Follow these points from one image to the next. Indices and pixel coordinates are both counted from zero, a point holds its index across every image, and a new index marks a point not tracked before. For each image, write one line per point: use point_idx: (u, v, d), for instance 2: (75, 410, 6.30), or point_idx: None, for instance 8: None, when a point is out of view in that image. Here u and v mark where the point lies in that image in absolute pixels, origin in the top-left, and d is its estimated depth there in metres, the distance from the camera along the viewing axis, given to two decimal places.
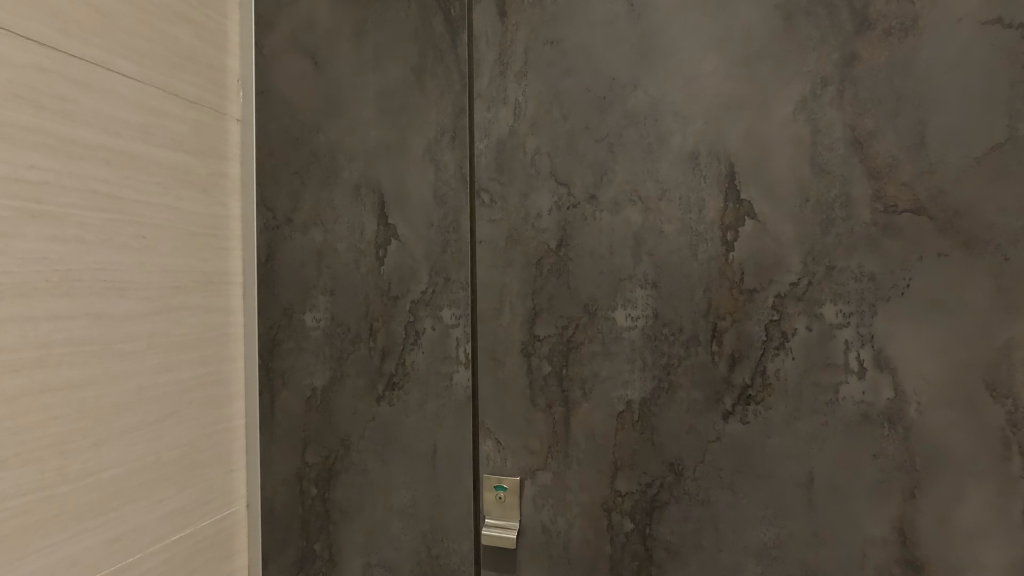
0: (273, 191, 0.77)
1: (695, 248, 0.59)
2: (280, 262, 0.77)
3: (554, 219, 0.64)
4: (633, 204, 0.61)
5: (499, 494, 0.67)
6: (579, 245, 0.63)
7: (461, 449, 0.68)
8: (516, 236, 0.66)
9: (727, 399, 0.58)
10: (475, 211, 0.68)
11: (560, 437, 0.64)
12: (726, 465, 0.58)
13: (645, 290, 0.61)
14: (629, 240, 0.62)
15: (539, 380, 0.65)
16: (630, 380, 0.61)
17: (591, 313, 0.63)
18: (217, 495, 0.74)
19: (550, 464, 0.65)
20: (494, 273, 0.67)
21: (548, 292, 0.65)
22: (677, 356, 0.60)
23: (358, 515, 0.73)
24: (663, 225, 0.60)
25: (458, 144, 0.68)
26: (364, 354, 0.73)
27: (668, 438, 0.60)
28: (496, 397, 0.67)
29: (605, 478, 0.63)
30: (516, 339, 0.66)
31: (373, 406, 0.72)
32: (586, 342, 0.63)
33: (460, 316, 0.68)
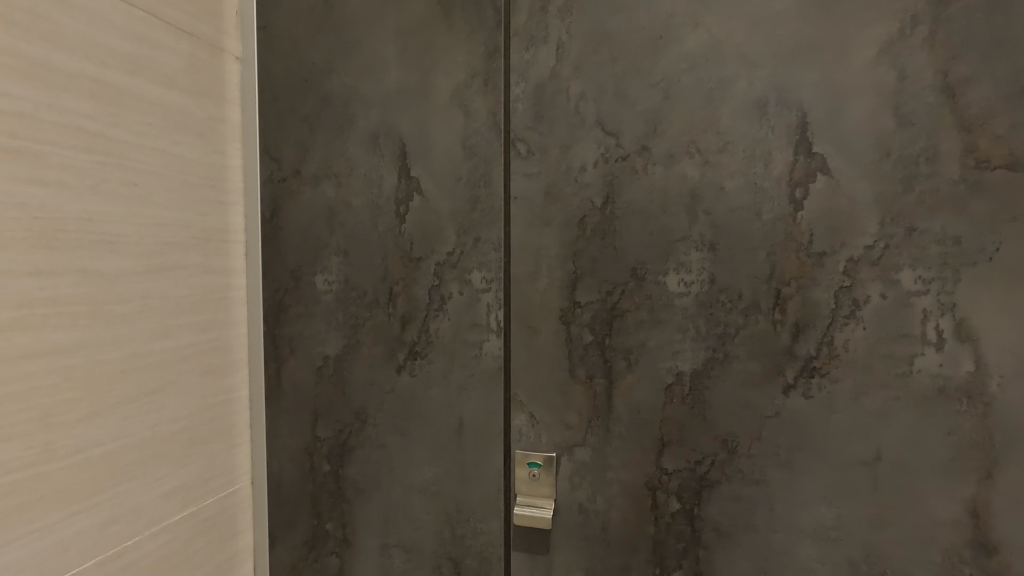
0: (278, 140, 0.70)
1: (758, 207, 0.54)
2: (287, 219, 0.70)
3: (600, 174, 0.58)
4: (690, 158, 0.56)
5: (533, 471, 0.62)
6: (628, 204, 0.58)
7: (490, 424, 0.63)
8: (556, 192, 0.60)
9: (788, 371, 0.54)
10: (509, 164, 0.61)
11: (600, 412, 0.60)
12: (784, 442, 0.54)
13: (700, 253, 0.56)
14: (685, 198, 0.56)
15: (579, 350, 0.60)
16: (680, 351, 0.57)
17: (640, 278, 0.58)
18: (219, 471, 0.68)
19: (589, 440, 0.60)
20: (530, 233, 0.61)
21: (591, 255, 0.59)
22: (734, 325, 0.55)
23: (375, 494, 0.68)
24: (724, 182, 0.55)
25: (491, 89, 0.61)
26: (382, 320, 0.66)
27: (722, 413, 0.56)
28: (530, 368, 0.62)
29: (650, 455, 0.58)
30: (554, 305, 0.60)
31: (392, 377, 0.66)
32: (632, 310, 0.58)
33: (492, 280, 0.62)
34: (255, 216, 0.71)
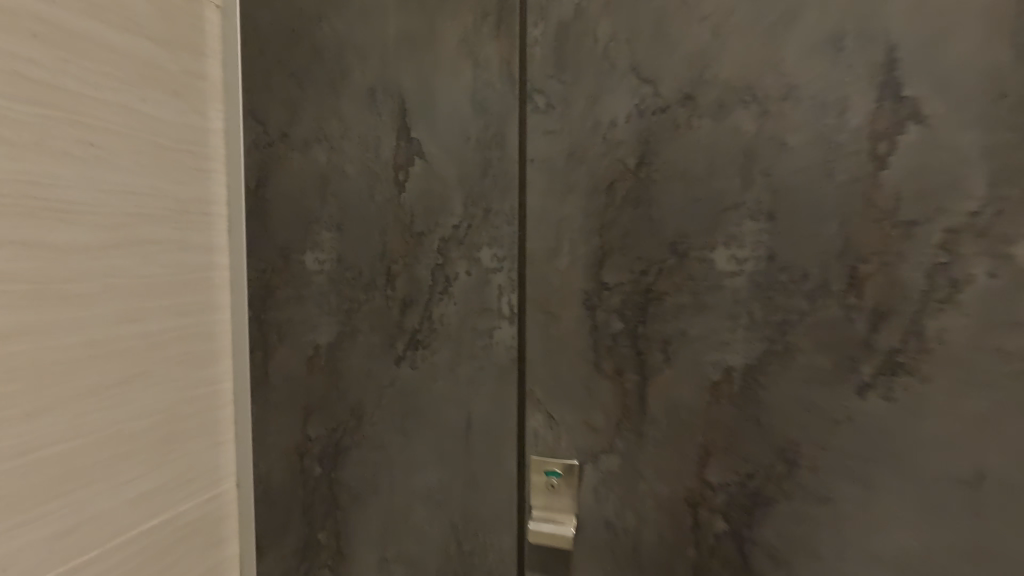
0: (264, 100, 0.62)
1: (830, 165, 0.44)
2: (274, 190, 0.62)
3: (633, 131, 0.49)
4: (745, 108, 0.46)
5: (551, 481, 0.53)
6: (667, 165, 0.48)
7: (502, 425, 0.55)
8: (581, 152, 0.51)
9: (863, 367, 0.44)
10: (526, 121, 0.52)
11: (631, 413, 0.51)
12: (859, 453, 0.45)
13: (755, 224, 0.46)
14: (738, 156, 0.46)
15: (606, 340, 0.51)
16: (729, 342, 0.47)
17: (680, 254, 0.48)
18: (201, 472, 0.61)
19: (619, 445, 0.51)
20: (550, 202, 0.52)
21: (622, 227, 0.50)
22: (797, 310, 0.46)
23: (372, 502, 0.60)
24: (787, 135, 0.45)
25: (505, 32, 0.52)
26: (379, 305, 0.58)
27: (780, 416, 0.46)
28: (549, 361, 0.53)
29: (691, 465, 0.49)
30: (578, 287, 0.51)
31: (391, 369, 0.58)
32: (671, 293, 0.49)
33: (504, 258, 0.53)
34: (240, 188, 0.63)
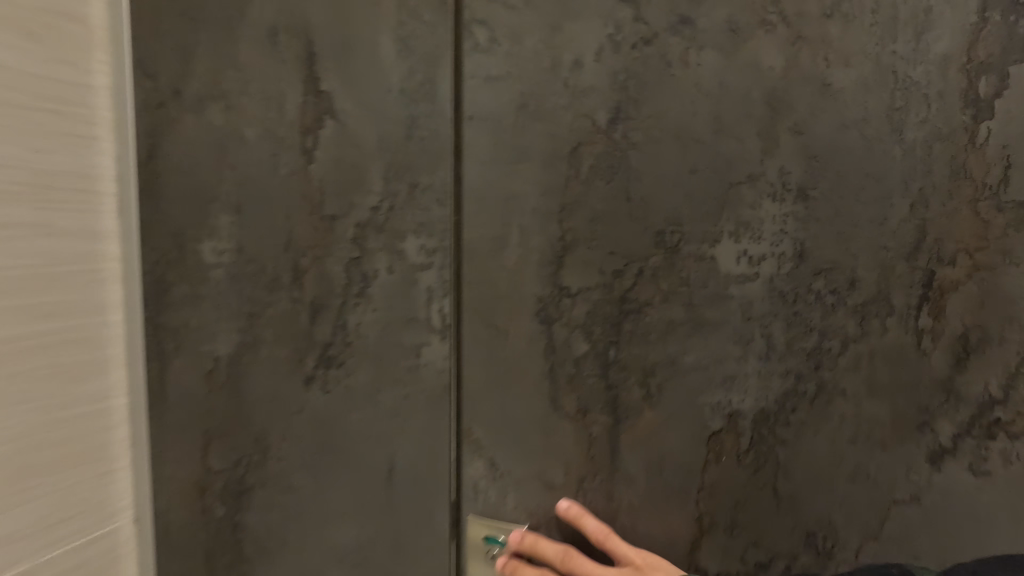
0: (152, 48, 0.48)
1: (887, 111, 0.34)
2: (168, 163, 0.49)
3: (605, 73, 0.38)
4: (770, 31, 0.36)
5: (493, 550, 0.42)
6: (653, 117, 0.37)
7: (436, 470, 0.42)
8: (533, 103, 0.39)
9: (941, 425, 0.35)
10: (459, 55, 0.40)
11: (597, 459, 0.40)
12: (919, 521, 0.35)
13: (778, 207, 0.36)
14: (763, 110, 0.36)
15: (565, 367, 0.40)
16: (743, 368, 0.37)
17: (671, 250, 0.38)
18: (83, 508, 0.50)
19: (584, 497, 0.40)
20: (489, 171, 0.40)
21: (589, 211, 0.39)
22: (845, 330, 0.36)
23: (282, 558, 0.48)
24: (833, 74, 0.35)
25: None
26: (287, 309, 0.45)
27: (810, 475, 0.37)
28: (494, 389, 0.41)
29: (689, 531, 0.39)
30: (532, 292, 0.40)
31: (300, 394, 0.45)
32: (657, 299, 0.38)
33: (435, 250, 0.41)
34: (131, 159, 0.51)
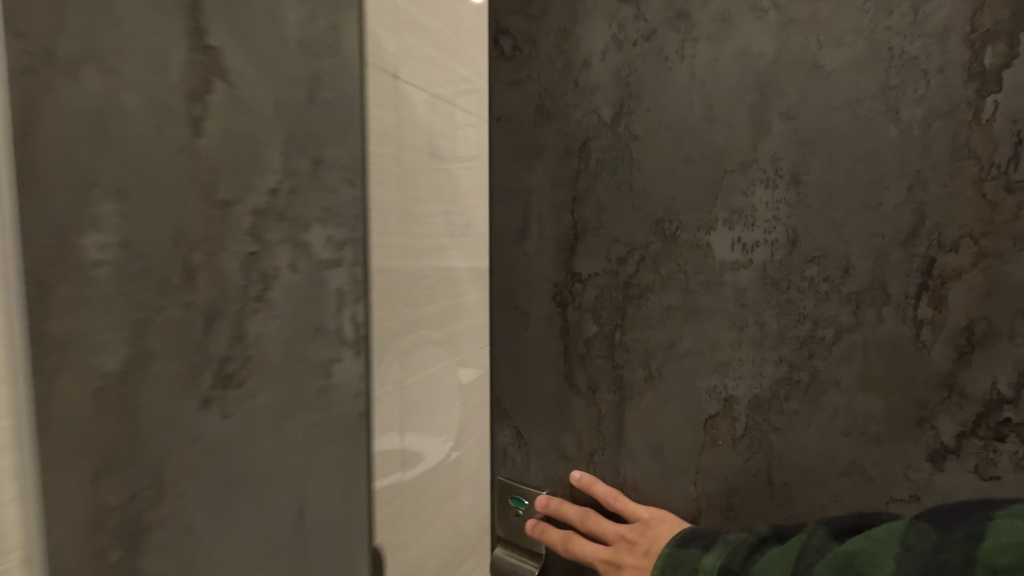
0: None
1: (773, 165, 0.60)
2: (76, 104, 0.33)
3: (611, 94, 0.68)
4: (757, 79, 0.60)
5: None
6: (652, 164, 0.66)
7: (306, 467, 0.50)
8: (636, 208, 0.68)
9: (939, 424, 0.56)
10: (552, 88, 0.73)
11: (614, 406, 0.72)
12: (884, 439, 0.58)
13: (771, 187, 0.61)
14: (729, 209, 0.63)
15: (577, 343, 0.73)
16: (739, 345, 0.63)
17: (666, 236, 0.66)
18: None
19: (603, 428, 0.73)
20: (607, 220, 0.70)
21: (656, 251, 0.67)
22: (812, 322, 0.60)
23: None
24: (761, 142, 0.61)
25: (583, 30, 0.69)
26: (252, 319, 0.44)
27: (794, 451, 0.62)
28: (643, 339, 0.69)
29: (733, 453, 0.65)
30: (618, 280, 0.70)
31: (202, 424, 0.41)
32: (654, 295, 0.68)
33: (343, 241, 0.53)
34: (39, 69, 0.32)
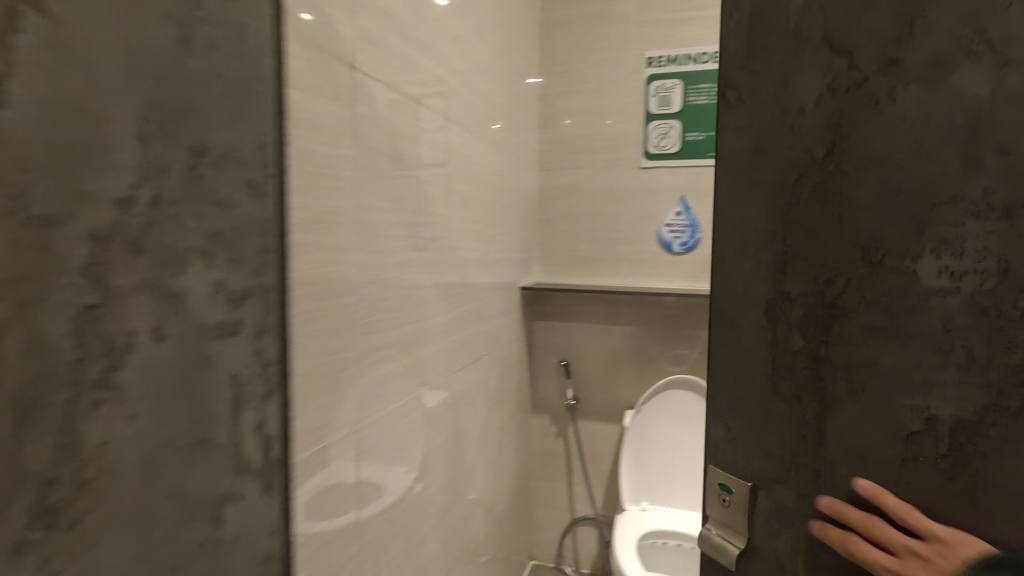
0: None
1: (904, 124, 0.46)
2: None
3: (824, 108, 0.50)
4: (844, 66, 0.49)
5: (726, 496, 0.63)
6: (858, 138, 0.48)
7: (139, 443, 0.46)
8: (898, 158, 0.46)
9: (931, 434, 0.46)
10: (799, 60, 0.52)
11: (807, 441, 0.54)
12: (959, 477, 0.45)
13: (987, 212, 0.42)
14: (914, 141, 0.46)
15: (785, 359, 0.55)
16: (929, 385, 0.46)
17: (924, 220, 0.45)
18: None
19: (799, 472, 0.56)
20: (741, 215, 0.58)
21: (807, 224, 0.52)
22: (882, 322, 0.48)
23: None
24: (901, 106, 0.46)
25: (783, 19, 0.53)
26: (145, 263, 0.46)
27: (903, 471, 0.48)
28: (799, 369, 0.54)
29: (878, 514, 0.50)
30: (763, 293, 0.56)
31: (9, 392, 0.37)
32: (856, 304, 0.49)
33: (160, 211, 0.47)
34: None
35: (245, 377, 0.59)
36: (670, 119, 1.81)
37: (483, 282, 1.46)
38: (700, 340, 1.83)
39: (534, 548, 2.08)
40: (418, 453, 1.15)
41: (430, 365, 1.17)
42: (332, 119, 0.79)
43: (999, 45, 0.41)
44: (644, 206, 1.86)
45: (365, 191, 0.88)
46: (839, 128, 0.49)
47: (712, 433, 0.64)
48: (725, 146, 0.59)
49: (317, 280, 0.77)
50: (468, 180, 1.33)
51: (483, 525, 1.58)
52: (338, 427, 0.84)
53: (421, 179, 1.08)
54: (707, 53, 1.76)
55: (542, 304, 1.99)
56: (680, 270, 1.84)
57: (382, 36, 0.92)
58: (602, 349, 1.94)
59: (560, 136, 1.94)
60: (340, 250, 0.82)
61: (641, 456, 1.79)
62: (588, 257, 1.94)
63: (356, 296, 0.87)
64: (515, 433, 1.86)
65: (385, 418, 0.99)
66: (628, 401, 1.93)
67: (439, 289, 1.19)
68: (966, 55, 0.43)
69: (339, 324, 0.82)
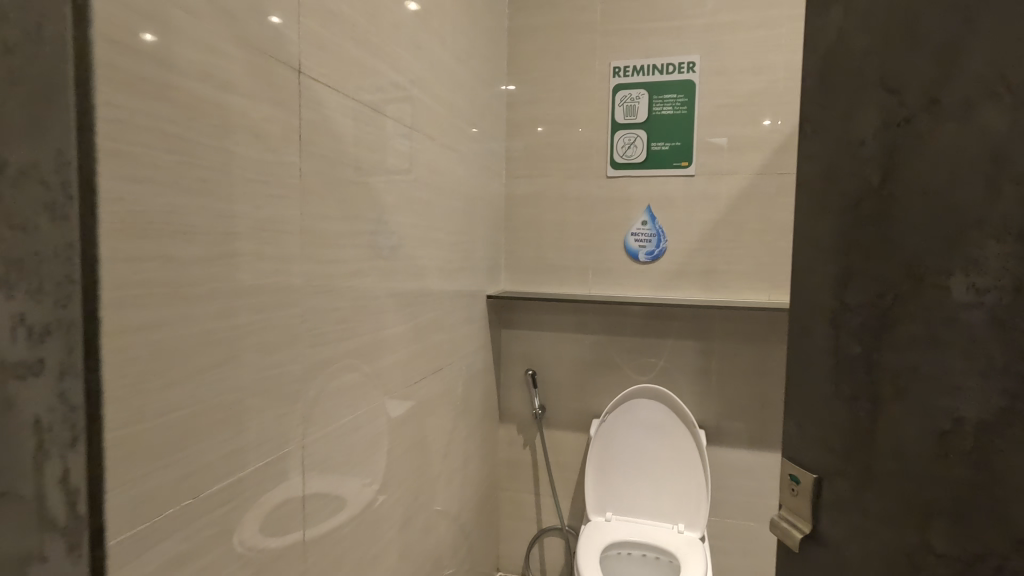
0: None
1: (941, 150, 0.48)
2: None
3: (878, 135, 0.53)
4: (896, 98, 0.52)
5: (794, 485, 0.66)
6: (903, 163, 0.51)
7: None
8: (934, 183, 0.48)
9: (963, 451, 0.47)
10: (858, 94, 0.56)
11: (860, 448, 0.57)
12: (995, 499, 0.45)
13: (1009, 235, 0.42)
14: (949, 166, 0.47)
15: (843, 368, 0.58)
16: (957, 399, 0.47)
17: (953, 241, 0.46)
18: None
19: (850, 476, 0.58)
20: (813, 232, 0.62)
21: (861, 243, 0.55)
22: (919, 337, 0.50)
23: None
24: (941, 133, 0.48)
25: (846, 58, 0.57)
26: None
27: (937, 486, 0.49)
28: (859, 380, 0.56)
29: (919, 527, 0.51)
30: (826, 305, 0.60)
31: None
32: (902, 321, 0.51)
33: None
34: None
35: (49, 423, 0.31)
36: (636, 129, 1.82)
37: (445, 290, 1.44)
38: (664, 348, 1.84)
39: (501, 558, 2.06)
40: (375, 466, 1.12)
41: (387, 376, 1.15)
42: (275, 125, 0.77)
43: (1015, 77, 0.42)
44: (610, 215, 1.87)
45: (312, 200, 0.86)
46: (881, 157, 0.53)
47: (789, 437, 0.68)
48: (802, 175, 0.64)
49: (258, 290, 0.74)
50: (428, 188, 1.31)
51: (447, 538, 1.55)
52: (283, 442, 0.81)
53: (376, 187, 1.06)
54: (672, 64, 1.78)
55: (509, 313, 1.97)
56: (645, 279, 1.85)
57: (332, 40, 0.90)
58: (569, 358, 1.93)
59: (527, 144, 1.93)
60: (284, 260, 0.79)
61: (606, 465, 1.79)
62: (555, 265, 1.93)
63: (302, 307, 0.84)
64: (481, 443, 1.83)
65: (336, 432, 0.96)
66: (595, 409, 1.92)
67: (397, 298, 1.16)
68: (991, 95, 0.44)
69: (283, 336, 0.80)
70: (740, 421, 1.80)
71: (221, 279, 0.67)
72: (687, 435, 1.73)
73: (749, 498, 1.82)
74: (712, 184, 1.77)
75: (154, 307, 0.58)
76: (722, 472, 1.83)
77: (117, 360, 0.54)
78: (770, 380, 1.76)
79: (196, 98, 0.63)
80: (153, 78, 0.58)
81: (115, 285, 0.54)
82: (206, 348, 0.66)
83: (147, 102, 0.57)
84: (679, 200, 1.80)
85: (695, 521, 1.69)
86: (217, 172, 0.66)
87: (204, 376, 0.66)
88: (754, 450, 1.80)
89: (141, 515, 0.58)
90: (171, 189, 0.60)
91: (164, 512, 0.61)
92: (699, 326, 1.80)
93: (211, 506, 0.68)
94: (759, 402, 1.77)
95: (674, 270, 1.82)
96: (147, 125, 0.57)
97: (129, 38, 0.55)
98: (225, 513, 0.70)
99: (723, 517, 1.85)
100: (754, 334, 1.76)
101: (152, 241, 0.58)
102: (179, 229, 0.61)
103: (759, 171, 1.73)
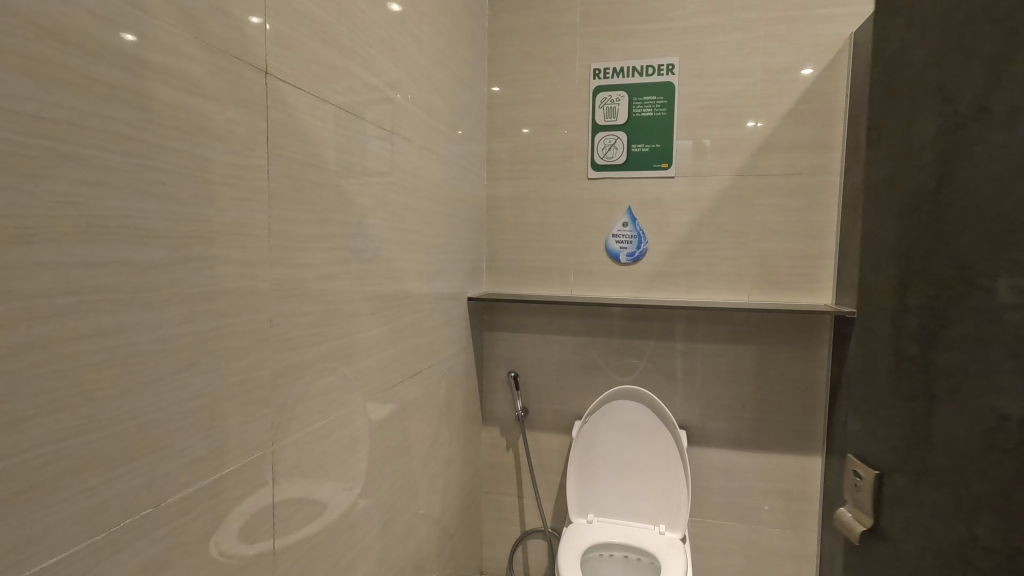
0: None
1: (990, 159, 0.49)
2: None
3: (938, 144, 0.55)
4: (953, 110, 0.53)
5: (856, 482, 0.70)
6: (961, 170, 0.53)
7: None
8: (987, 189, 0.50)
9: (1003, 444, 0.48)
10: (925, 105, 0.58)
11: (919, 441, 0.59)
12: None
13: None
14: (997, 173, 0.49)
15: (906, 364, 0.61)
16: (1001, 394, 0.48)
17: (999, 245, 0.48)
18: None
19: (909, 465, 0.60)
20: (883, 234, 0.64)
21: (924, 244, 0.57)
22: (970, 336, 0.52)
23: None
24: (989, 142, 0.49)
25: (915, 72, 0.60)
26: None
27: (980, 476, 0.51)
28: (920, 376, 0.59)
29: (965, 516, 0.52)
30: (892, 303, 0.63)
31: None
32: (957, 319, 0.53)
33: None
34: None
35: None
36: (617, 130, 1.82)
37: (423, 293, 1.43)
38: (646, 349, 1.84)
39: (485, 561, 2.06)
40: (353, 470, 1.11)
41: (363, 380, 1.14)
42: (240, 127, 0.76)
43: None
44: (591, 216, 1.87)
45: (281, 203, 0.85)
46: (937, 167, 0.55)
47: (859, 428, 0.70)
48: (873, 181, 0.67)
49: (222, 295, 0.73)
50: (405, 190, 1.30)
51: (429, 542, 1.54)
52: (250, 449, 0.80)
53: (350, 190, 1.06)
54: (651, 66, 1.79)
55: (491, 315, 1.97)
56: (626, 280, 1.86)
57: (301, 41, 0.89)
58: (551, 359, 1.93)
59: (508, 145, 1.93)
60: (250, 263, 0.78)
61: (588, 467, 1.79)
62: (537, 266, 1.93)
63: (270, 311, 0.83)
64: (464, 446, 1.83)
65: (309, 437, 0.95)
66: (578, 411, 1.92)
67: (372, 302, 1.16)
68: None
69: (249, 342, 0.79)
70: (721, 421, 1.81)
71: (181, 284, 0.67)
72: (668, 436, 1.74)
73: (730, 498, 1.83)
74: (692, 186, 1.78)
75: (108, 313, 0.57)
76: (703, 473, 1.84)
77: (65, 367, 0.53)
78: (750, 380, 1.77)
79: (154, 101, 0.62)
80: (110, 81, 0.57)
81: (64, 291, 0.53)
82: (166, 354, 0.65)
83: (100, 104, 0.56)
84: (659, 201, 1.81)
85: (675, 522, 1.70)
86: (177, 176, 0.65)
87: (164, 383, 0.65)
88: (735, 450, 1.81)
89: (94, 526, 0.57)
90: (126, 193, 0.59)
91: (122, 522, 0.60)
92: (680, 327, 1.81)
93: (172, 516, 0.67)
94: (739, 402, 1.78)
95: (655, 271, 1.83)
96: (100, 127, 0.56)
97: (82, 39, 0.54)
98: (187, 522, 0.69)
99: (706, 517, 1.86)
100: (734, 334, 1.77)
101: (105, 246, 0.57)
102: (136, 233, 0.60)
103: (738, 173, 1.74)
